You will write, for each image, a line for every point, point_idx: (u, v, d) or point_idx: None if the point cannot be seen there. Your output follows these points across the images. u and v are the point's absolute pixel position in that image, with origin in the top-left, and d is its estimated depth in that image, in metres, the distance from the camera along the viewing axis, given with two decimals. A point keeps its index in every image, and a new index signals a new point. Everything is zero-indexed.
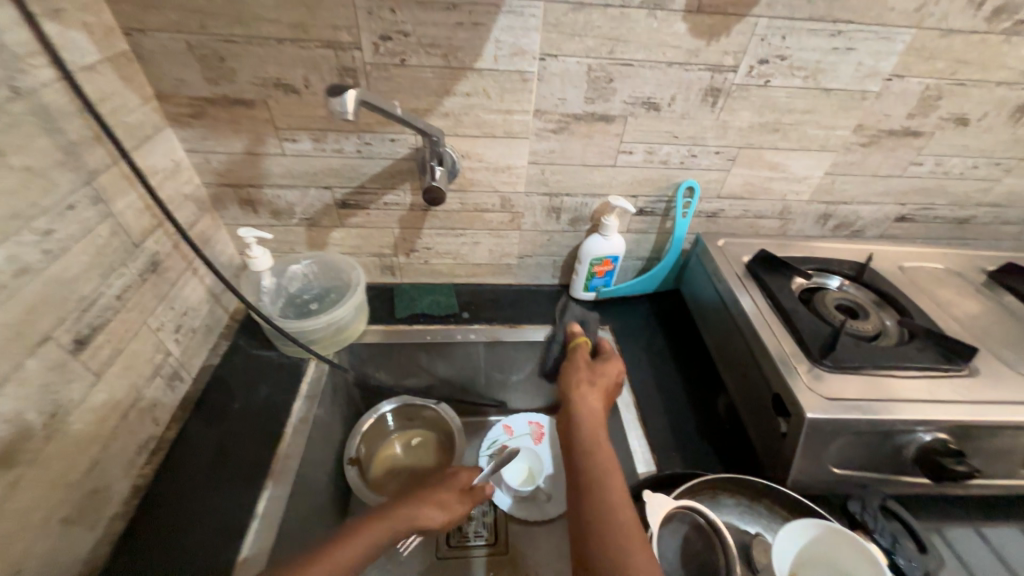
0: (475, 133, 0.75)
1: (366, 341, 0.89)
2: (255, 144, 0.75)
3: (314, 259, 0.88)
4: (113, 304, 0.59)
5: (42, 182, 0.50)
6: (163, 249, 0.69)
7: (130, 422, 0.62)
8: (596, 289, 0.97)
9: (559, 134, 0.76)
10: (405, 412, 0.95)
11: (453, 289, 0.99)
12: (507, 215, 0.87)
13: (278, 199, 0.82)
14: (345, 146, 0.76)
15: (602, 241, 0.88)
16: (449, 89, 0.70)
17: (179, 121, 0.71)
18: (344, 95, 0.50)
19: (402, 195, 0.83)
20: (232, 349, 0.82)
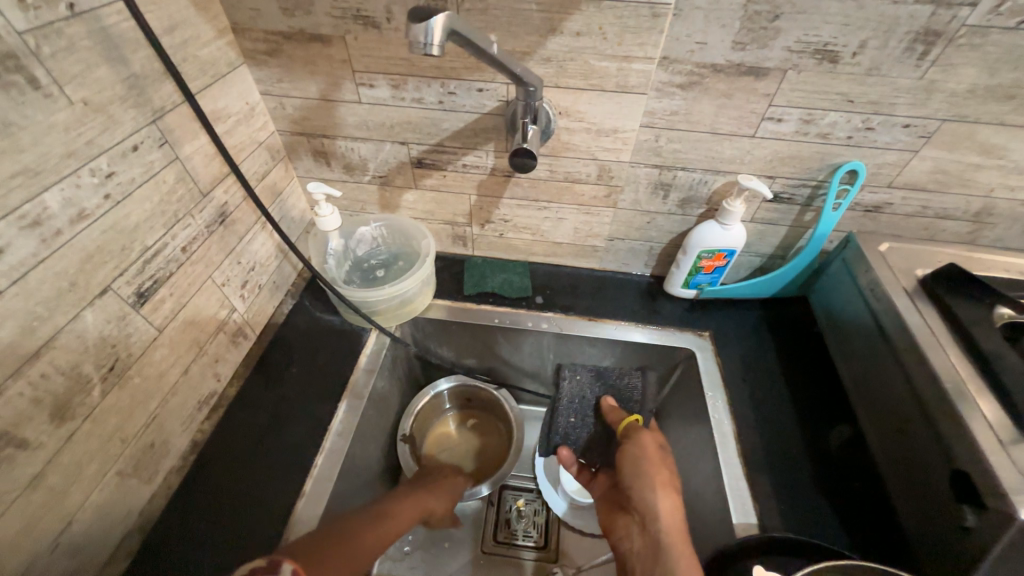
0: (580, 84, 0.61)
1: (430, 316, 0.81)
2: (331, 88, 0.66)
3: (384, 222, 0.81)
4: (177, 256, 0.56)
5: (102, 119, 0.46)
6: (232, 199, 0.65)
7: (191, 377, 0.61)
8: (698, 287, 0.81)
9: (687, 91, 0.60)
10: (463, 391, 0.89)
11: (528, 268, 0.88)
12: (603, 189, 0.73)
13: (352, 152, 0.74)
14: (426, 96, 0.65)
15: (719, 230, 0.71)
16: (556, 25, 0.56)
17: (254, 59, 0.64)
18: (431, 20, 0.38)
19: (483, 157, 0.72)
20: (296, 309, 0.79)
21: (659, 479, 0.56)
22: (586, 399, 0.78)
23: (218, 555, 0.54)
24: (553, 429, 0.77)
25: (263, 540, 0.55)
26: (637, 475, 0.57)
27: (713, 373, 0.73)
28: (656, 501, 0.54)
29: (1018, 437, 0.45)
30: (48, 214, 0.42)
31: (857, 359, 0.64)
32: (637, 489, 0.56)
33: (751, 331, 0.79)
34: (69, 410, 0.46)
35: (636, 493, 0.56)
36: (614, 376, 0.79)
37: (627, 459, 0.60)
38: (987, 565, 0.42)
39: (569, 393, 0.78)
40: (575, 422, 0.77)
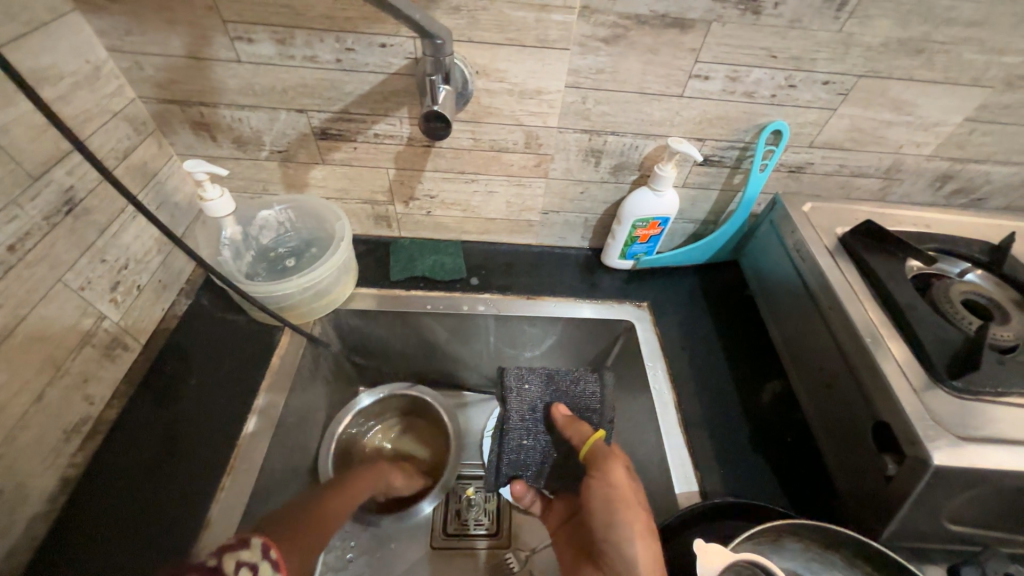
0: (496, 38, 0.54)
1: (354, 307, 0.74)
2: (200, 44, 0.55)
3: (291, 204, 0.71)
4: (3, 257, 0.45)
5: None
6: (82, 183, 0.53)
7: (48, 403, 0.50)
8: (635, 258, 0.79)
9: (612, 46, 0.55)
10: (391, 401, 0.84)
11: (461, 248, 0.82)
12: (532, 158, 0.68)
13: (240, 123, 0.63)
14: (320, 52, 0.56)
15: (653, 197, 0.69)
16: None
17: (90, 5, 0.51)
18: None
19: (397, 125, 0.64)
20: (192, 310, 0.69)
21: (631, 518, 0.50)
22: (537, 414, 0.69)
23: None
24: (502, 462, 0.68)
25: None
26: (608, 517, 0.52)
27: (653, 344, 0.72)
28: (633, 554, 0.47)
29: (928, 384, 0.47)
30: None
31: (786, 320, 0.66)
32: (612, 540, 0.50)
33: (688, 299, 0.79)
34: None
35: (608, 537, 0.50)
36: (566, 381, 0.72)
37: (598, 499, 0.54)
38: (904, 509, 0.44)
39: (517, 411, 0.68)
40: (527, 444, 0.68)
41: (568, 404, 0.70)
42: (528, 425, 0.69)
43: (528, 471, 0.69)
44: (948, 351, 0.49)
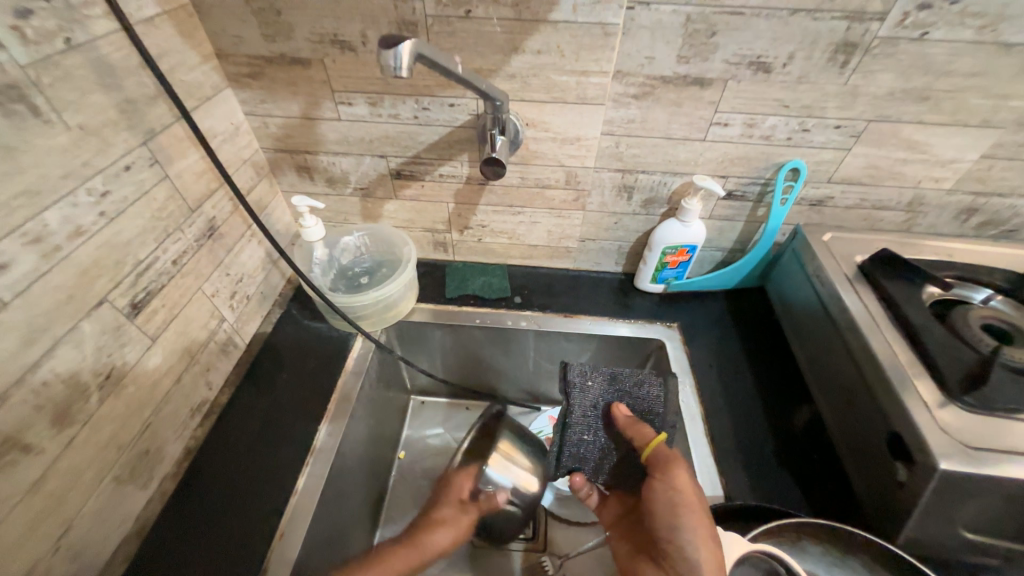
0: (543, 97, 0.65)
1: (414, 319, 0.85)
2: (312, 107, 0.70)
3: (367, 231, 0.85)
4: (168, 269, 0.59)
5: (97, 142, 0.49)
6: (220, 214, 0.68)
7: (184, 385, 0.63)
8: (666, 282, 0.87)
9: (641, 100, 0.65)
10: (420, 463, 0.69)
11: (506, 270, 0.92)
12: (572, 193, 0.78)
13: (333, 166, 0.78)
14: (402, 112, 0.69)
15: (680, 227, 0.77)
16: (518, 45, 0.60)
17: (237, 82, 0.67)
18: (399, 46, 0.42)
19: (458, 167, 0.76)
20: (283, 318, 0.82)
21: (695, 523, 0.49)
22: (597, 412, 0.65)
23: (218, 553, 0.56)
24: (559, 456, 0.64)
25: (262, 535, 0.58)
26: (670, 519, 0.50)
27: (682, 362, 0.78)
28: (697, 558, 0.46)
29: (943, 399, 0.51)
30: (48, 232, 0.44)
31: (809, 341, 0.70)
32: (674, 542, 0.49)
33: (716, 321, 0.84)
34: (69, 418, 0.47)
35: (670, 538, 0.50)
36: (629, 382, 0.67)
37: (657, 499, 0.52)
38: (918, 514, 0.48)
39: (577, 402, 0.65)
40: (587, 439, 0.64)
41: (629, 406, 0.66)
42: (585, 423, 0.65)
43: (586, 466, 0.64)
44: (962, 369, 0.52)
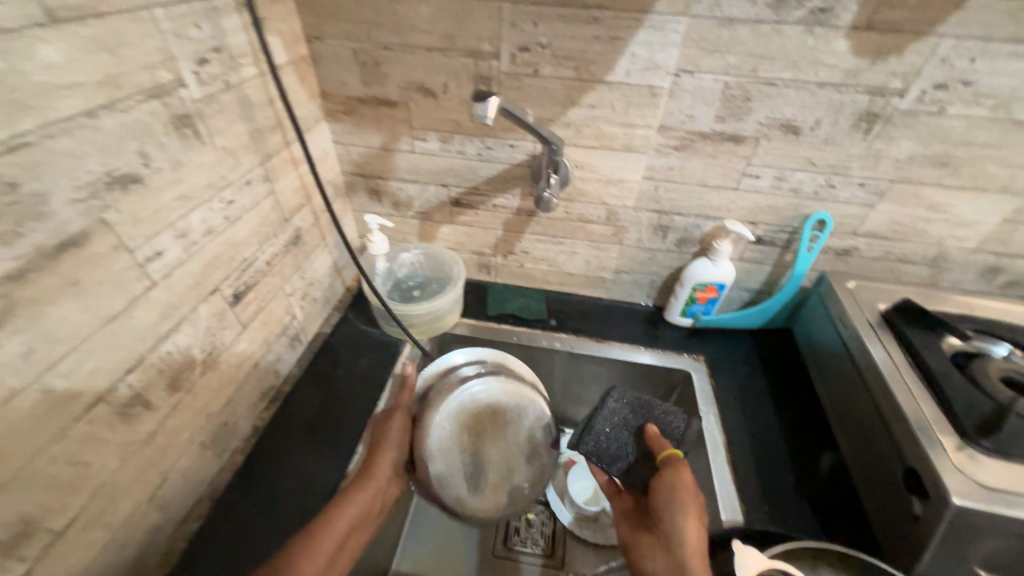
0: (593, 144, 0.75)
1: (457, 333, 0.93)
2: (391, 140, 0.81)
3: (423, 250, 0.94)
4: (263, 268, 0.69)
5: (232, 160, 0.59)
6: (305, 224, 0.78)
7: (259, 371, 0.71)
8: (694, 316, 0.91)
9: (680, 151, 0.73)
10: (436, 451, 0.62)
11: (544, 295, 1.00)
12: (611, 229, 0.86)
13: (401, 191, 0.89)
14: (468, 149, 0.80)
15: (711, 266, 0.83)
16: (576, 100, 0.70)
17: (333, 116, 0.79)
18: (488, 101, 0.51)
19: (510, 199, 0.86)
20: (342, 321, 0.91)
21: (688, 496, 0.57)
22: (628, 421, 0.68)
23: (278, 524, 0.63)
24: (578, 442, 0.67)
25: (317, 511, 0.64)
26: (669, 493, 0.57)
27: (708, 394, 0.82)
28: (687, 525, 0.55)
29: (961, 441, 0.54)
30: (191, 228, 0.54)
31: (833, 382, 0.73)
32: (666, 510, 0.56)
33: (741, 359, 0.88)
34: (180, 384, 0.56)
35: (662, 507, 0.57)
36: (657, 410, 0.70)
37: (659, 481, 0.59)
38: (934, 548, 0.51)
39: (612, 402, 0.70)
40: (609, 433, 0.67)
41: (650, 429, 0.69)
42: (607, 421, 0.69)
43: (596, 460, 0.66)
44: (980, 416, 0.55)
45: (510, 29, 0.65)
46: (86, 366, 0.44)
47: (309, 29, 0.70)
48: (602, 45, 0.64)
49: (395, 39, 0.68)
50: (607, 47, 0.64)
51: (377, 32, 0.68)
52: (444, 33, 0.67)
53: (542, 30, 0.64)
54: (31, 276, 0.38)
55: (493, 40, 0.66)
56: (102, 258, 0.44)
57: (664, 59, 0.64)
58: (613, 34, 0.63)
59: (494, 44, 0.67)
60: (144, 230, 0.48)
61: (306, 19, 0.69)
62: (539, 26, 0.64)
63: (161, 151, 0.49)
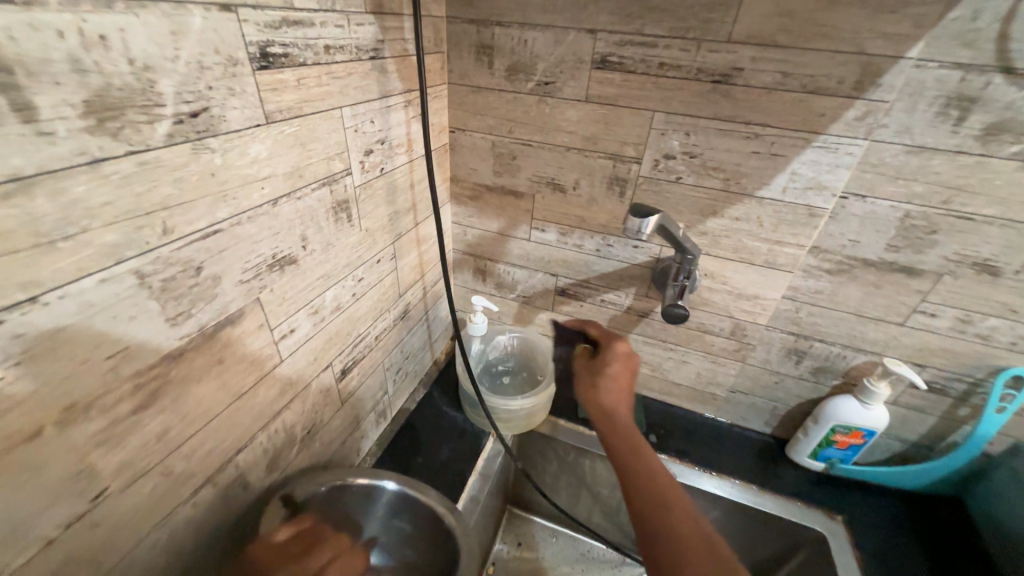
0: (729, 255, 0.69)
1: (544, 431, 0.84)
2: (509, 227, 0.80)
3: (518, 334, 0.90)
4: (371, 343, 0.67)
5: (371, 240, 0.60)
6: (414, 299, 0.78)
7: (346, 448, 0.68)
8: (828, 461, 0.77)
9: (835, 276, 0.65)
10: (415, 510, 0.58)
11: (641, 401, 0.90)
12: (734, 344, 0.77)
13: (507, 274, 0.87)
14: (586, 244, 0.76)
15: (859, 408, 0.70)
16: (718, 211, 0.65)
17: (458, 199, 0.81)
18: (647, 218, 0.48)
19: (622, 297, 0.80)
20: (426, 398, 0.87)
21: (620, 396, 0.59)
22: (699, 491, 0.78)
23: None
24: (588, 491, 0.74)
25: None
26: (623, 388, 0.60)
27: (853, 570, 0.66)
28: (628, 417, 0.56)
29: None
30: (324, 305, 0.54)
31: None
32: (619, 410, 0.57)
33: (890, 531, 0.71)
34: (276, 464, 0.53)
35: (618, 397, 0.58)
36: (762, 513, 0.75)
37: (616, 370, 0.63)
38: None
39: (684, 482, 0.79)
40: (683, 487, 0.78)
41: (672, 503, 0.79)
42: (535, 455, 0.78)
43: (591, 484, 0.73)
44: None
45: (659, 138, 0.63)
46: (207, 446, 0.42)
47: (456, 122, 0.73)
48: (759, 160, 0.60)
49: (537, 136, 0.69)
50: (764, 162, 0.60)
51: (521, 129, 0.70)
52: (588, 135, 0.66)
53: (694, 140, 0.61)
54: (187, 355, 0.38)
55: (638, 146, 0.65)
56: (247, 337, 0.43)
57: (832, 181, 0.58)
58: (775, 150, 0.58)
59: (638, 149, 0.65)
60: (286, 308, 0.48)
61: (455, 113, 0.73)
62: (691, 137, 0.61)
63: (317, 235, 0.50)
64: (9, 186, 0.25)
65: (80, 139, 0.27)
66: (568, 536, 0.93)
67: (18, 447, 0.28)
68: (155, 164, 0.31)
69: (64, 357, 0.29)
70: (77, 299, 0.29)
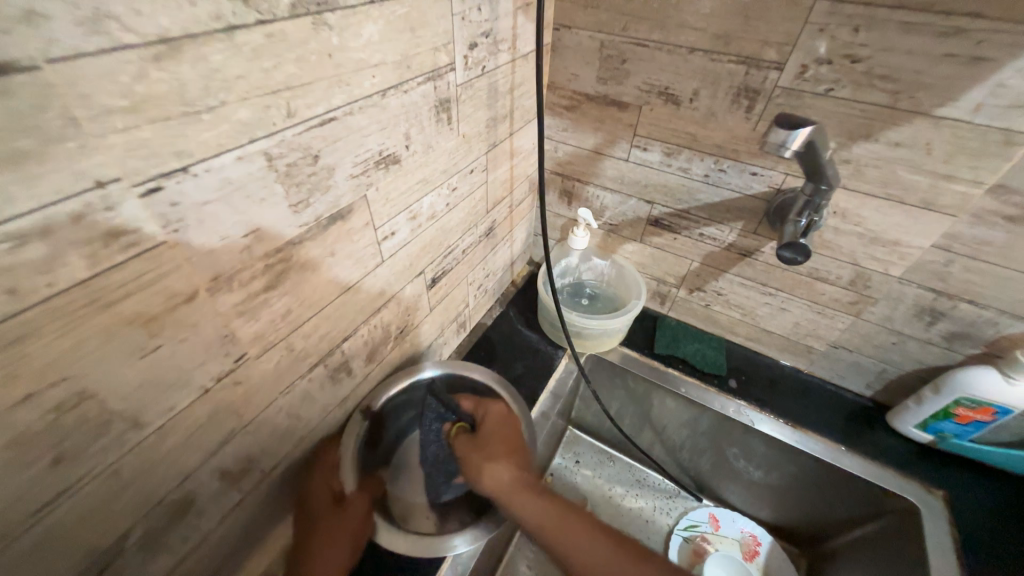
0: (874, 191, 0.58)
1: (613, 360, 0.84)
2: (606, 144, 0.73)
3: (614, 263, 0.87)
4: (459, 255, 0.68)
5: (467, 147, 0.58)
6: (499, 216, 0.76)
7: (430, 351, 0.72)
8: (939, 434, 0.70)
9: (1016, 224, 0.52)
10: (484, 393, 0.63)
11: (724, 346, 0.86)
12: (851, 295, 0.68)
13: (596, 199, 0.81)
14: (694, 168, 0.68)
15: (1001, 383, 0.61)
16: (873, 133, 0.54)
17: (554, 110, 0.74)
18: (797, 130, 0.43)
19: (724, 232, 0.72)
20: (502, 316, 0.89)
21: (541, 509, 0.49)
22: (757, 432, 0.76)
23: None
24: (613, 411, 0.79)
25: None
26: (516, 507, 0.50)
27: (947, 546, 0.61)
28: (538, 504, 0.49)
29: None
30: (421, 212, 0.54)
31: None
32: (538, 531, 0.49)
33: (995, 518, 0.65)
34: (374, 356, 0.57)
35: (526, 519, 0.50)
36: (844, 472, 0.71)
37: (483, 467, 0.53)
38: None
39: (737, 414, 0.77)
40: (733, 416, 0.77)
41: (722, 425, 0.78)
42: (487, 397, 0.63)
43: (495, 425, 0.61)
44: None
45: (815, 36, 0.51)
46: (320, 330, 0.46)
47: (561, 17, 0.65)
48: (952, 67, 0.47)
49: (656, 34, 0.60)
50: (959, 70, 0.47)
51: (637, 25, 0.60)
52: (720, 33, 0.56)
53: (864, 39, 0.49)
54: (306, 244, 0.40)
55: (784, 47, 0.53)
56: (355, 234, 0.45)
57: None
58: (981, 52, 0.45)
59: (782, 51, 0.54)
60: (389, 210, 0.48)
61: (562, 5, 0.64)
62: (861, 34, 0.49)
63: (420, 135, 0.48)
64: (159, 48, 0.25)
65: (215, 2, 0.26)
66: (626, 462, 0.95)
67: (180, 305, 0.31)
68: (280, 37, 0.30)
69: (210, 231, 0.31)
70: (219, 174, 0.30)
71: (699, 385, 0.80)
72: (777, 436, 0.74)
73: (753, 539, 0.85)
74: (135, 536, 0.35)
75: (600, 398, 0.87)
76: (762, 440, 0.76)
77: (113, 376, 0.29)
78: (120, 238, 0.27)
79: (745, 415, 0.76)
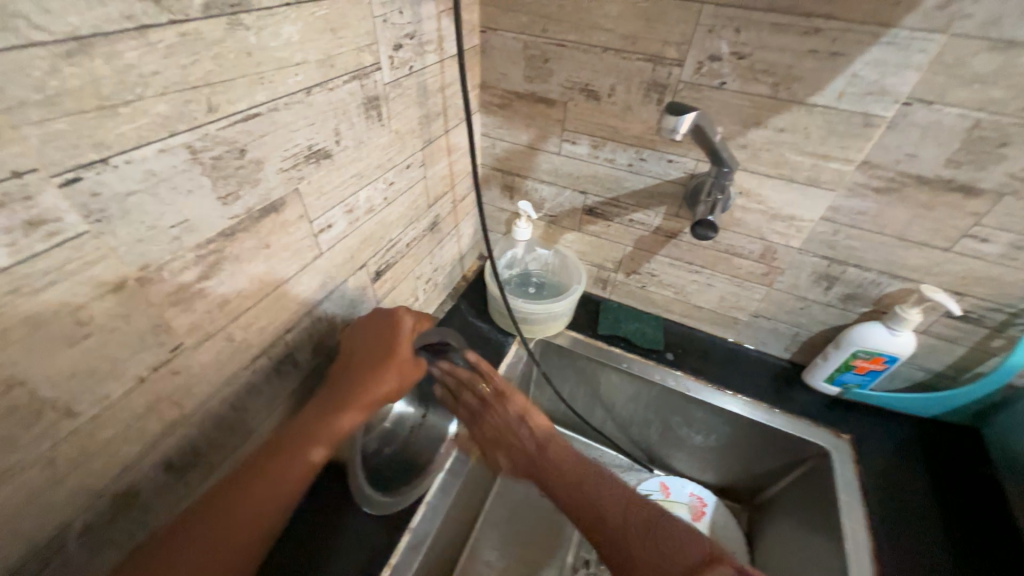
0: (769, 171, 0.65)
1: (561, 343, 0.89)
2: (539, 139, 0.78)
3: (557, 253, 0.93)
4: (403, 248, 0.70)
5: (401, 143, 0.61)
6: (442, 211, 0.79)
7: None
8: (844, 386, 0.79)
9: (882, 195, 0.61)
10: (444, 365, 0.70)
11: (661, 323, 0.93)
12: (763, 267, 0.76)
13: (535, 191, 0.86)
14: (619, 158, 0.74)
15: (885, 334, 0.70)
16: (762, 120, 0.61)
17: (488, 108, 0.79)
18: (683, 117, 0.50)
19: (651, 217, 0.79)
20: (453, 309, 0.92)
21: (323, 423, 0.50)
22: (692, 398, 0.83)
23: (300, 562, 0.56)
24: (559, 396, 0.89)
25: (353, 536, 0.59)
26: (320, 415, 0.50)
27: (853, 483, 0.70)
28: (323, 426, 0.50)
29: None
30: (358, 205, 0.56)
31: None
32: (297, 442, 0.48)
33: (895, 457, 0.74)
34: (322, 348, 0.58)
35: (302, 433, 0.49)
36: (768, 428, 0.79)
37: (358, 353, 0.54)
38: None
39: (675, 379, 0.84)
40: (671, 384, 0.83)
41: (663, 393, 0.84)
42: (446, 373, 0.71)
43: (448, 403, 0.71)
44: None
45: (706, 36, 0.58)
46: (260, 321, 0.47)
47: (487, 21, 0.69)
48: (817, 61, 0.55)
49: (573, 36, 0.65)
50: (822, 63, 0.55)
51: (556, 27, 0.65)
52: (627, 34, 0.62)
53: (745, 38, 0.56)
54: (238, 236, 0.41)
55: (682, 46, 0.60)
56: (289, 226, 0.47)
57: (896, 85, 0.53)
58: (836, 48, 0.53)
59: (681, 50, 0.60)
60: (323, 203, 0.50)
61: (486, 10, 0.68)
62: (742, 34, 0.56)
63: (349, 131, 0.51)
64: (70, 45, 0.26)
65: (126, 2, 0.28)
66: (583, 442, 0.99)
67: (109, 293, 0.33)
68: (196, 37, 0.32)
69: (136, 221, 0.33)
70: (141, 165, 0.32)
71: (640, 360, 0.86)
72: (709, 398, 0.81)
73: (699, 501, 0.90)
74: (74, 522, 0.36)
75: (552, 381, 0.92)
76: (697, 405, 0.83)
77: (42, 363, 0.30)
78: (40, 227, 0.28)
79: (681, 381, 0.83)
